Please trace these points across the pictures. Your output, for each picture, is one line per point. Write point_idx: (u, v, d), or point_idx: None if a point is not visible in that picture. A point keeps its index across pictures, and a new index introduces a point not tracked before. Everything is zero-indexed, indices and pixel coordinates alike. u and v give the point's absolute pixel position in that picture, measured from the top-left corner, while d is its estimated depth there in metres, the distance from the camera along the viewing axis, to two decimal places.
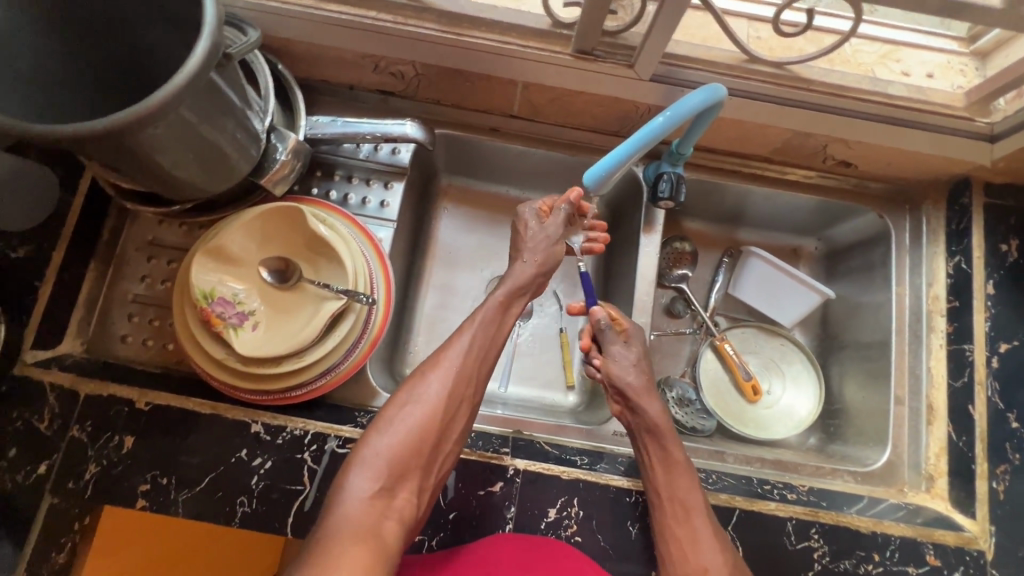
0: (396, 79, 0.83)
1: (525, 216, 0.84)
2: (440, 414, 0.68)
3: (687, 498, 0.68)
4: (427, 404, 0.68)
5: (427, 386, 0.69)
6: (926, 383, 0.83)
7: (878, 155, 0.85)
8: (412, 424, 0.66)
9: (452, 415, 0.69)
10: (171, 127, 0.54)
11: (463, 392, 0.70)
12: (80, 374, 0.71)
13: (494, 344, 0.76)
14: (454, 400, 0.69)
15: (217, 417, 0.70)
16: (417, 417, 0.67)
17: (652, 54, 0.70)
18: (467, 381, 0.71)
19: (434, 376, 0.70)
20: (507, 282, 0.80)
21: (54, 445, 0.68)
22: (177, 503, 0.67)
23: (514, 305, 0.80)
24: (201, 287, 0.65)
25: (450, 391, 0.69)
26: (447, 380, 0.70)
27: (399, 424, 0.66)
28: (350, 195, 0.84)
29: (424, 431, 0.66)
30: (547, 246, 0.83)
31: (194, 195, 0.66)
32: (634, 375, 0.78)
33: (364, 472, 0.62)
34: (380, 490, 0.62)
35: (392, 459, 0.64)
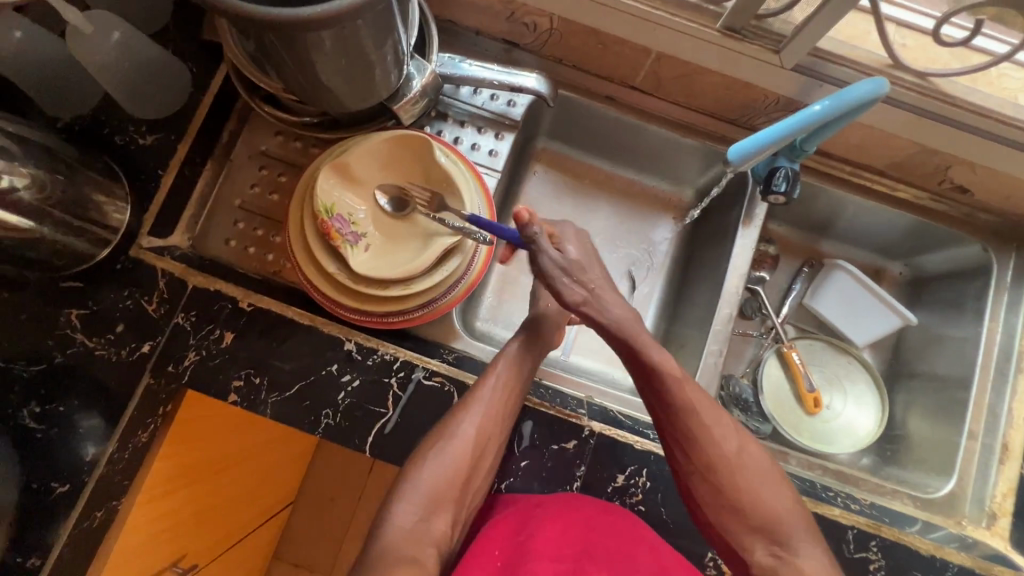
0: (527, 30, 0.82)
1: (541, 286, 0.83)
2: (470, 454, 0.66)
3: (690, 404, 0.67)
4: (458, 443, 0.66)
5: (457, 422, 0.67)
6: (1004, 422, 0.83)
7: (1000, 185, 0.83)
8: (446, 459, 0.65)
9: (483, 451, 0.68)
10: (342, 36, 0.54)
11: (492, 431, 0.68)
12: (189, 266, 0.73)
13: (524, 386, 0.72)
14: (483, 441, 0.67)
15: (312, 329, 0.71)
16: (450, 455, 0.66)
17: (803, 45, 0.68)
18: (497, 422, 0.68)
19: (465, 414, 0.67)
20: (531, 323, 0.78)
21: (159, 328, 0.70)
22: (266, 404, 0.69)
23: (537, 349, 0.77)
24: (323, 200, 0.66)
25: (480, 432, 0.67)
26: (478, 420, 0.67)
27: (433, 459, 0.65)
28: (462, 139, 0.84)
29: (456, 467, 0.65)
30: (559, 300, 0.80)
31: (331, 106, 0.67)
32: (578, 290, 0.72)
33: (404, 502, 0.63)
34: (420, 520, 0.63)
35: (430, 491, 0.64)
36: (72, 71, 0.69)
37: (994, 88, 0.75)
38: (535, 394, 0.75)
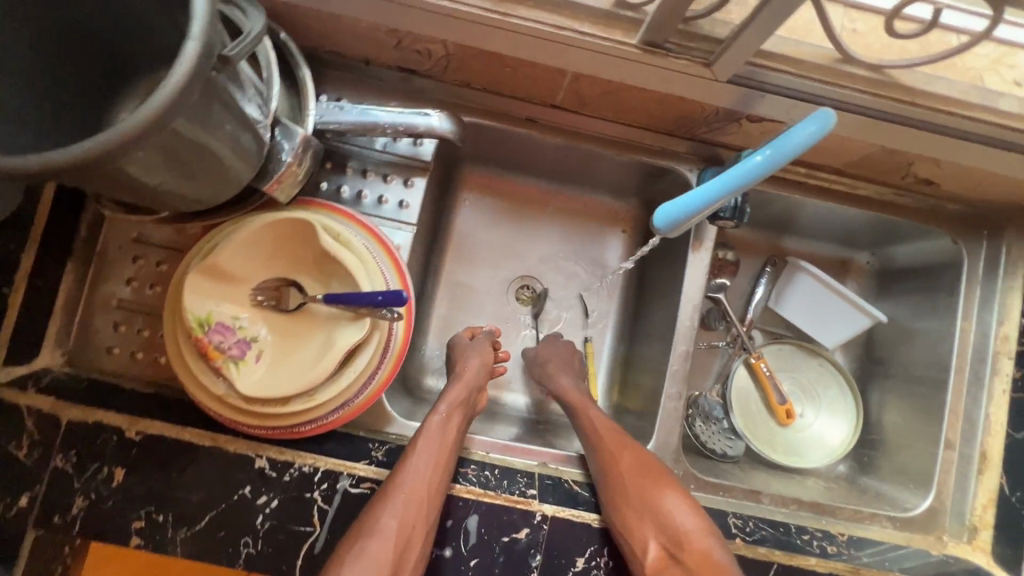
0: (422, 57, 0.70)
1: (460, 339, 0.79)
2: (393, 553, 0.58)
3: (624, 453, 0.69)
4: (379, 540, 0.58)
5: (377, 517, 0.60)
6: (981, 430, 0.78)
7: (969, 177, 0.74)
8: (363, 566, 0.57)
9: (405, 551, 0.59)
10: (160, 143, 0.42)
11: (417, 521, 0.60)
12: (62, 397, 0.63)
13: (448, 463, 0.65)
14: (408, 534, 0.60)
15: (216, 449, 0.63)
16: (370, 558, 0.58)
17: (737, 55, 0.57)
18: (422, 510, 0.61)
19: (386, 505, 0.60)
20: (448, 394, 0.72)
21: (35, 476, 0.60)
22: (175, 542, 0.61)
23: (460, 416, 0.70)
24: (195, 313, 0.56)
25: (403, 526, 0.60)
26: (400, 508, 0.60)
27: (351, 564, 0.57)
28: (365, 192, 0.73)
29: (376, 573, 0.57)
30: (478, 366, 0.75)
31: (185, 206, 0.55)
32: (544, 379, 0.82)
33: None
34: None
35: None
36: None
37: (960, 72, 0.66)
38: (479, 482, 0.68)
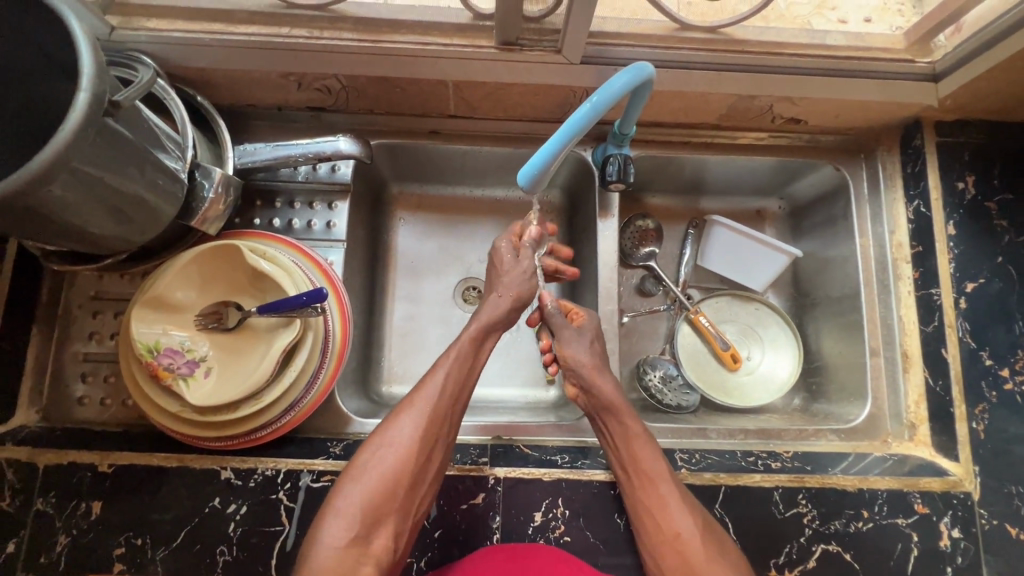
0: (324, 94, 0.80)
1: (500, 252, 0.82)
2: (414, 458, 0.65)
3: (652, 473, 0.67)
4: (400, 446, 0.66)
5: (398, 429, 0.67)
6: (898, 331, 0.84)
7: (825, 109, 0.83)
8: (386, 468, 0.64)
9: (427, 458, 0.66)
10: (74, 185, 0.50)
11: (436, 431, 0.68)
12: (37, 446, 0.68)
13: (469, 380, 0.73)
14: (429, 442, 0.67)
15: (183, 469, 0.68)
16: (390, 462, 0.65)
17: (576, 37, 0.67)
18: (442, 421, 0.68)
19: (408, 417, 0.67)
20: (479, 317, 0.78)
21: (20, 523, 0.65)
22: (155, 562, 0.65)
23: (489, 338, 0.78)
24: (143, 341, 0.63)
25: (424, 435, 0.67)
26: (421, 420, 0.67)
27: (372, 469, 0.64)
28: (294, 220, 0.81)
29: (397, 475, 0.64)
30: (523, 283, 0.81)
31: (120, 246, 0.63)
32: (589, 355, 0.75)
33: (339, 520, 0.61)
34: (356, 538, 0.61)
35: (366, 506, 0.62)
36: None
37: (786, 20, 0.76)
38: None
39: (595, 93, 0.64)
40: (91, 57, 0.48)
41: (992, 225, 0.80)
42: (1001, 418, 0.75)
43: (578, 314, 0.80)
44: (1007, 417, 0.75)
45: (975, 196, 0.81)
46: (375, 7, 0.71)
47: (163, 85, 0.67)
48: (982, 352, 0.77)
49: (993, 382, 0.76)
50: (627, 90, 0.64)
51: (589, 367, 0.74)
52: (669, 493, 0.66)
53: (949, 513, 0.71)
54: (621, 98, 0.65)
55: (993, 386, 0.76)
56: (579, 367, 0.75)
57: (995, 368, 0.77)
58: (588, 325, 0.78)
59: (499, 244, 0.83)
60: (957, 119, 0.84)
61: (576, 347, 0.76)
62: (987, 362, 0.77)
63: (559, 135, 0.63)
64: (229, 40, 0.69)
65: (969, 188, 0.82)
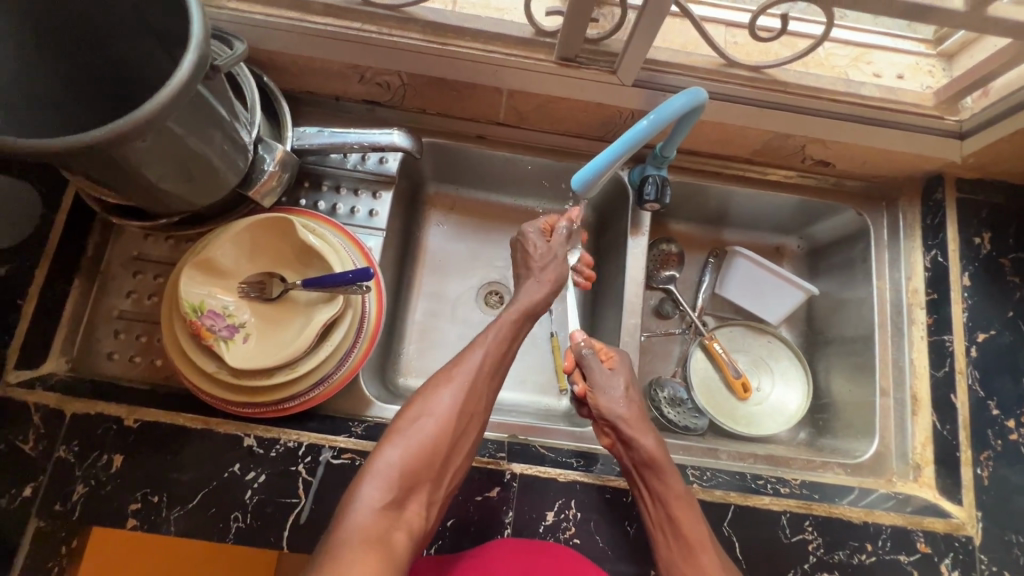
0: (382, 89, 0.84)
1: (529, 235, 0.86)
2: (451, 430, 0.67)
3: (695, 535, 0.66)
4: (440, 417, 0.68)
5: (438, 399, 0.69)
6: (909, 374, 0.86)
7: (853, 154, 0.88)
8: (424, 437, 0.66)
9: (462, 432, 0.69)
10: (158, 141, 0.53)
11: (473, 406, 0.70)
12: (66, 393, 0.69)
13: (505, 361, 0.76)
14: (464, 418, 0.69)
15: (208, 431, 0.69)
16: (430, 430, 0.67)
17: (633, 60, 0.72)
18: (479, 397, 0.71)
19: (447, 392, 0.69)
20: (519, 300, 0.81)
21: (39, 468, 0.66)
22: (169, 521, 0.66)
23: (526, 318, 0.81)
24: (190, 300, 0.65)
25: (463, 408, 0.69)
26: (461, 394, 0.70)
27: (413, 435, 0.66)
28: (338, 205, 0.84)
29: (435, 445, 0.66)
30: (561, 268, 0.85)
31: (180, 207, 0.66)
32: (624, 406, 0.75)
33: (376, 483, 0.62)
34: (391, 501, 0.62)
35: (406, 469, 0.64)
36: None
37: (824, 68, 0.81)
38: None
39: (651, 114, 0.68)
40: (200, 25, 0.51)
41: (1005, 282, 0.84)
42: (1003, 467, 0.78)
43: (609, 354, 0.80)
44: (1009, 467, 0.78)
45: (990, 252, 0.85)
46: (444, 13, 0.75)
47: (242, 67, 0.72)
48: (989, 401, 0.80)
49: (999, 431, 0.79)
50: (683, 112, 0.68)
51: (627, 419, 0.73)
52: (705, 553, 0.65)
53: (950, 556, 0.73)
54: (674, 119, 0.69)
55: (1000, 435, 0.79)
56: (620, 419, 0.74)
57: (1001, 418, 0.79)
58: (620, 368, 0.78)
59: (527, 228, 0.86)
60: (977, 178, 0.88)
61: (611, 394, 0.76)
62: (993, 412, 0.79)
63: (613, 147, 0.67)
64: (303, 27, 0.73)
65: (985, 244, 0.86)
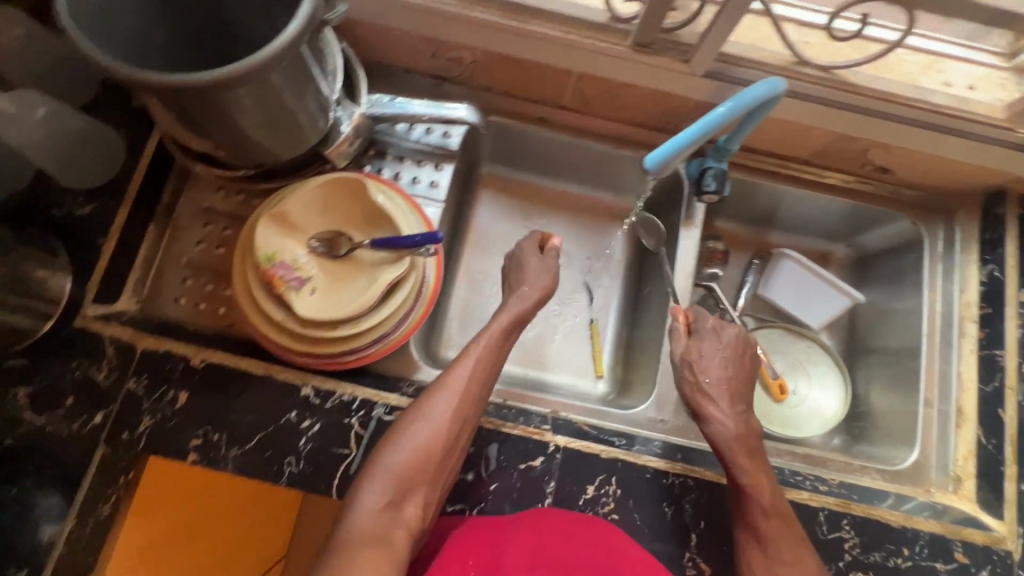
0: (453, 65, 0.86)
1: (525, 256, 0.83)
2: (444, 434, 0.66)
3: (772, 530, 0.67)
4: (433, 423, 0.66)
5: (431, 404, 0.67)
6: (955, 387, 0.85)
7: (916, 162, 0.89)
8: (420, 441, 0.65)
9: (458, 435, 0.67)
10: (259, 90, 0.56)
11: (468, 410, 0.68)
12: (138, 330, 0.73)
13: (498, 363, 0.73)
14: (459, 422, 0.67)
15: (269, 378, 0.71)
16: (425, 435, 0.65)
17: (707, 52, 0.73)
18: (472, 402, 0.69)
19: (441, 395, 0.68)
20: (509, 309, 0.78)
21: (111, 396, 0.70)
22: (226, 460, 0.68)
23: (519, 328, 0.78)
24: (265, 249, 0.68)
25: (455, 412, 0.67)
26: (454, 399, 0.68)
27: (409, 438, 0.65)
28: (402, 174, 0.86)
29: (430, 449, 0.65)
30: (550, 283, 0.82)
31: (262, 158, 0.69)
32: (709, 382, 0.76)
33: (375, 485, 0.62)
34: (390, 503, 0.62)
35: (401, 473, 0.63)
36: None
37: (895, 73, 0.81)
38: (498, 416, 0.75)
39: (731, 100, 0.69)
40: None
41: None
42: None
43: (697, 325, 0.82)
44: None
45: None
46: None
47: (327, 37, 0.72)
48: None
49: None
50: (763, 100, 0.68)
51: (701, 396, 0.75)
52: (784, 541, 0.66)
53: (987, 567, 0.74)
54: (755, 106, 0.69)
55: None
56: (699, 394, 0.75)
57: None
58: (707, 351, 0.78)
59: (521, 246, 0.84)
60: None
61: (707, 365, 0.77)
62: None
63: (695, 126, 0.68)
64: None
65: None
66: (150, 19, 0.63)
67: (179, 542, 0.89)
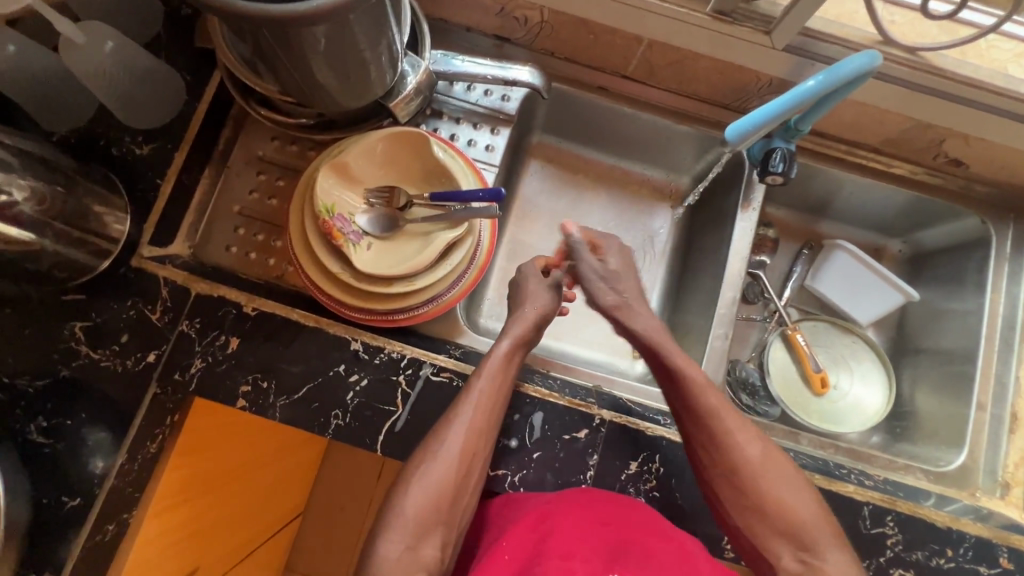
0: (518, 25, 0.83)
1: (526, 274, 0.82)
2: (453, 475, 0.64)
3: (787, 510, 0.64)
4: (441, 465, 0.64)
5: (439, 442, 0.65)
6: (1011, 392, 0.83)
7: (993, 156, 0.85)
8: (430, 484, 0.63)
9: (467, 473, 0.65)
10: (335, 33, 0.54)
11: (477, 447, 0.66)
12: (192, 273, 0.73)
13: (508, 392, 0.70)
14: (467, 459, 0.65)
15: (318, 330, 0.71)
16: (435, 478, 0.64)
17: (791, 24, 0.69)
18: (481, 439, 0.66)
19: (447, 434, 0.65)
20: (509, 332, 0.74)
21: (164, 337, 0.70)
22: (275, 408, 0.69)
23: (522, 352, 0.74)
24: (324, 200, 0.67)
25: (463, 452, 0.65)
26: (460, 439, 0.65)
27: (419, 481, 0.64)
28: (458, 135, 0.84)
29: (442, 490, 0.63)
30: (551, 304, 0.79)
31: (326, 108, 0.67)
32: (611, 296, 0.80)
33: (394, 529, 0.62)
34: (409, 547, 0.61)
35: (417, 518, 0.62)
36: (69, 88, 0.69)
37: (984, 60, 0.76)
38: (544, 385, 0.75)
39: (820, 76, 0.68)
40: None
41: None
42: None
43: (600, 243, 0.83)
44: None
45: None
46: None
47: None
48: None
49: None
50: (854, 76, 0.66)
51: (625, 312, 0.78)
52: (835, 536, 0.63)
53: None
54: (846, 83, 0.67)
55: None
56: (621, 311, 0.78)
57: None
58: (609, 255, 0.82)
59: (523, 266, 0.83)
60: None
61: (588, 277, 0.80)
62: None
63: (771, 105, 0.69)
64: None
65: None
66: None
67: (233, 491, 0.90)
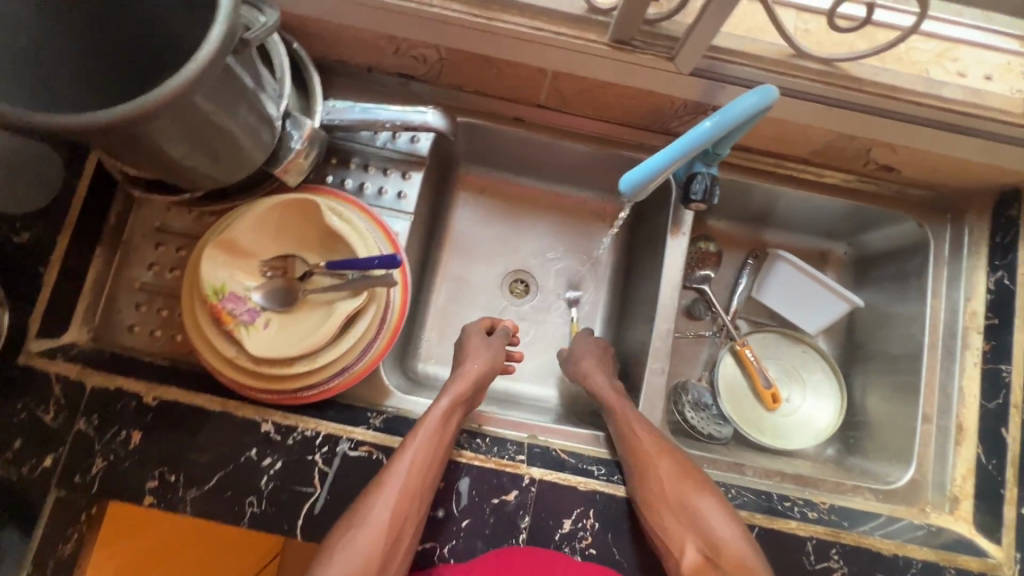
0: (418, 63, 0.79)
1: (471, 332, 0.82)
2: (382, 542, 0.61)
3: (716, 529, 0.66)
4: (368, 530, 0.61)
5: (369, 507, 0.62)
6: (956, 402, 0.81)
7: (921, 161, 0.82)
8: (356, 552, 0.60)
9: (398, 538, 0.62)
10: (182, 118, 0.50)
11: (409, 510, 0.63)
12: (87, 365, 0.69)
13: (446, 450, 0.68)
14: (397, 523, 0.62)
15: (225, 414, 0.68)
16: (361, 544, 0.61)
17: (693, 47, 0.65)
18: (413, 502, 0.63)
19: (377, 499, 0.62)
20: (448, 389, 0.72)
21: (60, 438, 0.66)
22: (185, 501, 0.65)
23: (461, 412, 0.71)
24: (211, 282, 0.63)
25: (393, 516, 0.62)
26: (391, 503, 0.62)
27: (344, 548, 0.61)
28: (366, 184, 0.80)
29: (368, 560, 0.60)
30: (492, 361, 0.78)
31: (205, 184, 0.63)
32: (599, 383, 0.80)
33: None
34: None
35: None
36: None
37: (904, 64, 0.72)
38: (471, 447, 0.72)
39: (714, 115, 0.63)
40: None
41: None
42: None
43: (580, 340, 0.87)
44: None
45: None
46: None
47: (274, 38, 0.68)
48: None
49: None
50: (750, 113, 0.61)
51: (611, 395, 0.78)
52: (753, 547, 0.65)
53: None
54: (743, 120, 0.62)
55: None
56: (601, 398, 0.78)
57: None
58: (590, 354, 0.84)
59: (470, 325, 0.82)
60: None
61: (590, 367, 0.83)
62: None
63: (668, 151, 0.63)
64: None
65: None
66: (66, 34, 0.56)
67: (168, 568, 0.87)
